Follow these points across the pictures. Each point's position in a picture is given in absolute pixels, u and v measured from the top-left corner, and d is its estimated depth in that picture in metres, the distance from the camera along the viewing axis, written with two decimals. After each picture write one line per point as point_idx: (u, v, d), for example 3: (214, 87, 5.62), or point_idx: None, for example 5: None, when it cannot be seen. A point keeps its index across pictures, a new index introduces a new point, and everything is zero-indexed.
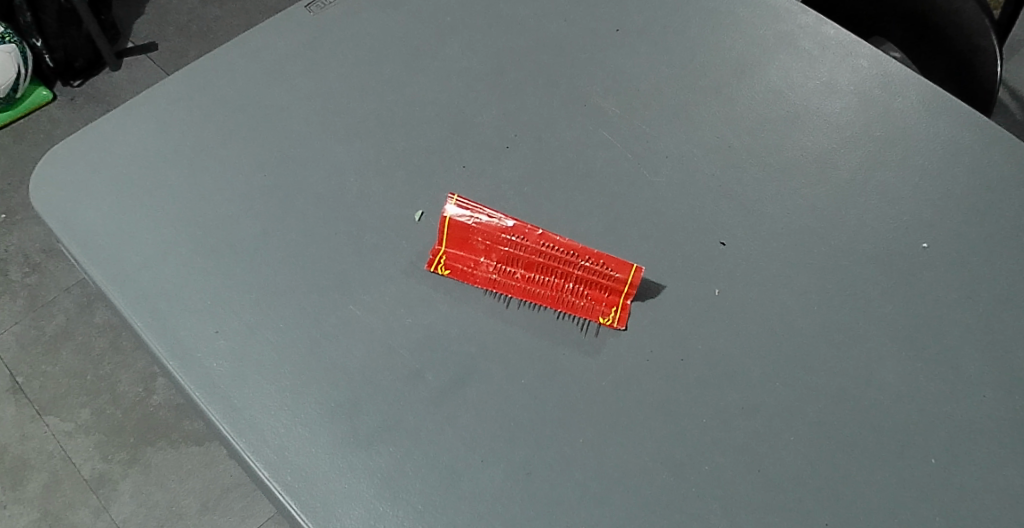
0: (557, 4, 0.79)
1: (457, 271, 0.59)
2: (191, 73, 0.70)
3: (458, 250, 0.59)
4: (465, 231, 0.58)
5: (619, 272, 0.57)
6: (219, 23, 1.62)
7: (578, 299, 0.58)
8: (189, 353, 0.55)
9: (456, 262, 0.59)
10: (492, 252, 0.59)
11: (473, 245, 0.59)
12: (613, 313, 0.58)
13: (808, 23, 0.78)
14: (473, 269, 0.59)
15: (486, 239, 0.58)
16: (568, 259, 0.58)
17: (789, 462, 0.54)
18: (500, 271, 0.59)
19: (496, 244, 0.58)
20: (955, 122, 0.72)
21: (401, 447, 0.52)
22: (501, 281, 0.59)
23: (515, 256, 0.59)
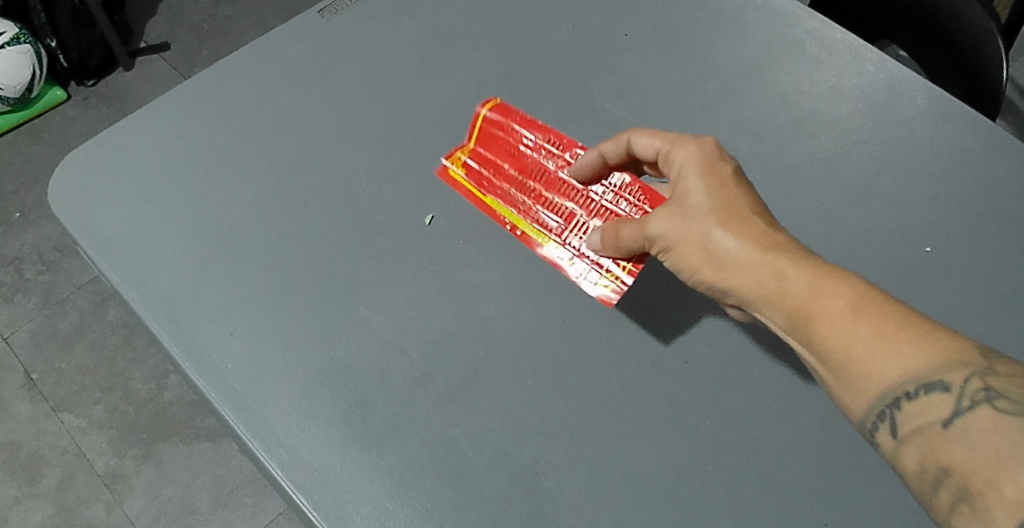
0: (567, 8, 0.80)
1: (464, 167, 0.65)
2: (207, 77, 0.72)
3: (482, 149, 0.66)
4: (496, 133, 0.65)
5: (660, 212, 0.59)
6: (230, 23, 1.63)
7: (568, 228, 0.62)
8: (204, 355, 0.56)
9: (478, 160, 0.65)
10: (514, 160, 0.64)
11: (501, 148, 0.65)
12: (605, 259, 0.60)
13: (815, 27, 0.79)
14: (490, 170, 0.65)
15: (519, 146, 0.64)
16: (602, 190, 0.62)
17: (793, 462, 0.55)
18: (509, 179, 0.64)
19: (519, 152, 0.64)
20: (962, 125, 0.72)
21: (412, 446, 0.53)
22: (503, 189, 0.64)
23: (537, 171, 0.64)
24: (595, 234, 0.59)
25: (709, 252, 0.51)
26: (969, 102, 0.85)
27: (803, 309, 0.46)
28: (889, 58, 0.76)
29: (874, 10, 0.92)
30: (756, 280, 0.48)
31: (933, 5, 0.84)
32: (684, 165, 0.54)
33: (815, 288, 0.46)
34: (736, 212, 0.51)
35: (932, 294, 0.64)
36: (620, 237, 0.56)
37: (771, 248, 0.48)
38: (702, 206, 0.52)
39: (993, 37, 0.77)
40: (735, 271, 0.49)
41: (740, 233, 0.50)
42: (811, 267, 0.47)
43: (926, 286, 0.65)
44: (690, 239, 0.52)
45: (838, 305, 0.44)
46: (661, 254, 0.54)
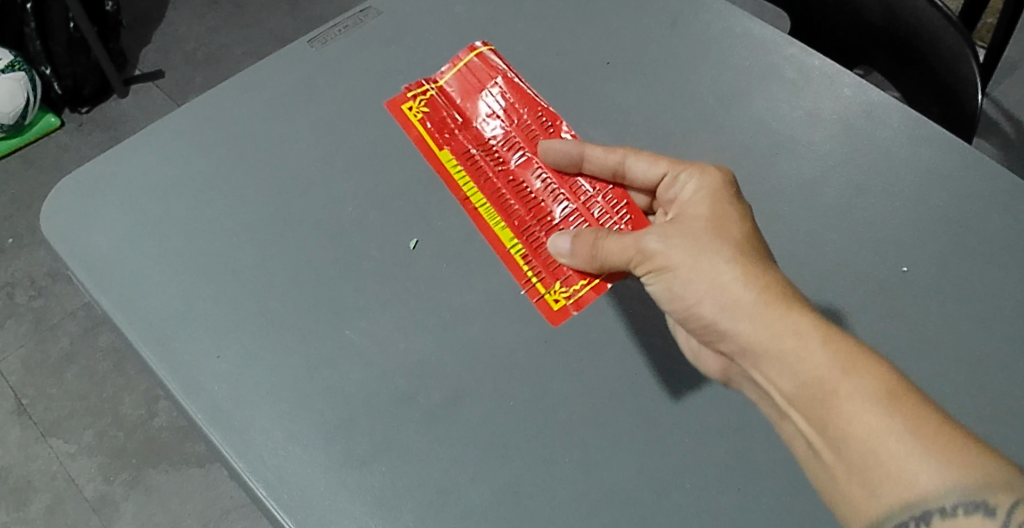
0: (552, 35, 0.82)
1: (428, 108, 0.71)
2: (197, 105, 0.73)
3: (456, 97, 0.71)
4: (470, 92, 0.71)
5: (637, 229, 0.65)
6: (224, 51, 1.66)
7: (516, 205, 0.66)
8: (191, 377, 0.57)
9: (445, 108, 0.70)
10: (484, 123, 0.69)
11: (477, 104, 0.70)
12: (558, 276, 0.63)
13: (795, 53, 0.81)
14: (456, 125, 0.70)
15: (500, 113, 0.70)
16: (575, 184, 0.67)
17: (769, 478, 0.56)
18: (473, 139, 0.69)
19: (492, 117, 0.70)
20: (935, 148, 0.74)
21: (394, 466, 0.54)
22: (464, 144, 0.69)
23: (507, 143, 0.69)
24: (567, 236, 0.61)
25: (724, 288, 0.50)
26: (950, 123, 0.86)
27: (820, 372, 0.46)
28: (866, 85, 0.78)
29: (851, 38, 0.95)
30: (770, 331, 0.48)
31: (909, 32, 0.86)
32: (701, 199, 0.56)
33: (842, 358, 0.46)
34: (753, 257, 0.51)
35: (905, 314, 0.66)
36: (611, 246, 0.57)
37: (792, 303, 0.49)
38: (725, 245, 0.52)
39: (970, 60, 0.79)
40: (747, 316, 0.49)
41: (758, 280, 0.50)
42: (841, 338, 0.47)
43: (899, 306, 0.67)
44: (698, 270, 0.52)
45: (864, 383, 0.44)
46: (655, 274, 0.55)
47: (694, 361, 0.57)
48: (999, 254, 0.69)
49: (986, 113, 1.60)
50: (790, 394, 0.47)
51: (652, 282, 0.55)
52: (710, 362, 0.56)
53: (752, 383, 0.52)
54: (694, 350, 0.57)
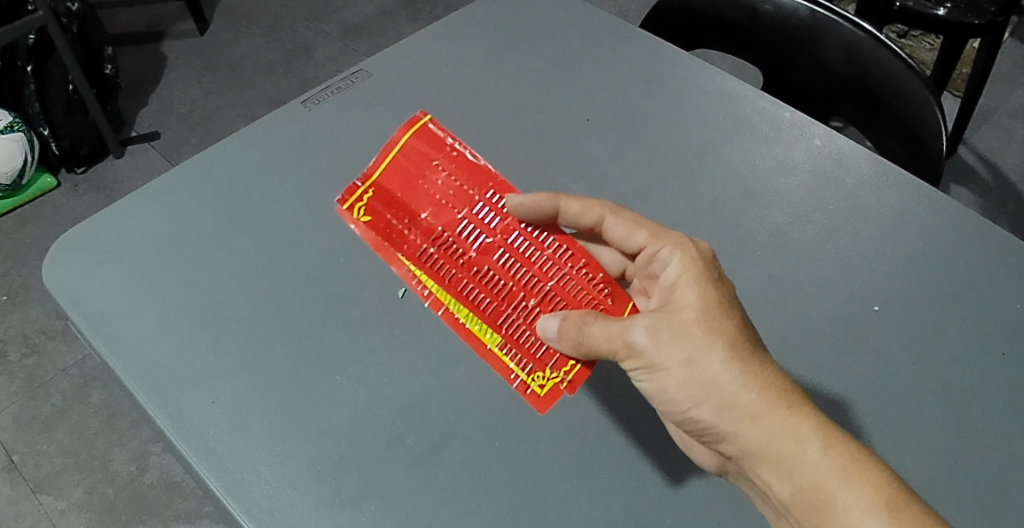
0: (534, 93, 0.86)
1: (370, 211, 0.60)
2: (197, 165, 0.77)
3: (395, 192, 0.60)
4: (406, 178, 0.60)
5: (615, 300, 0.60)
6: (220, 112, 1.72)
7: (487, 299, 0.59)
8: (187, 422, 0.59)
9: (379, 206, 0.60)
10: (430, 214, 0.60)
11: (420, 194, 0.60)
12: (544, 365, 0.59)
13: (764, 107, 0.86)
14: (400, 226, 0.60)
15: (448, 197, 0.60)
16: (544, 264, 0.60)
17: (752, 514, 0.57)
18: (424, 234, 0.59)
19: (437, 203, 0.60)
20: (896, 193, 0.79)
21: (383, 506, 0.56)
22: (414, 241, 0.59)
23: (462, 229, 0.59)
24: (554, 319, 0.57)
25: (721, 393, 0.48)
26: (908, 169, 0.90)
27: (818, 480, 0.46)
28: (836, 134, 0.84)
29: (810, 88, 0.97)
30: (769, 438, 0.47)
31: (871, 81, 0.90)
32: (688, 285, 0.52)
33: (841, 465, 0.46)
34: (750, 355, 0.49)
35: (880, 348, 0.68)
36: (597, 336, 0.53)
37: (792, 405, 0.48)
38: (717, 341, 0.49)
39: (931, 106, 0.85)
40: (749, 422, 0.48)
41: (756, 383, 0.48)
42: (838, 440, 0.47)
43: (875, 342, 0.68)
44: (693, 374, 0.49)
45: (862, 493, 0.45)
46: (644, 370, 0.51)
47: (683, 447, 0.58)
48: (968, 290, 0.72)
49: (964, 161, 1.67)
50: (786, 497, 0.48)
51: (641, 377, 0.52)
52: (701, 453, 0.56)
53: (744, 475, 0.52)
54: (686, 443, 0.57)
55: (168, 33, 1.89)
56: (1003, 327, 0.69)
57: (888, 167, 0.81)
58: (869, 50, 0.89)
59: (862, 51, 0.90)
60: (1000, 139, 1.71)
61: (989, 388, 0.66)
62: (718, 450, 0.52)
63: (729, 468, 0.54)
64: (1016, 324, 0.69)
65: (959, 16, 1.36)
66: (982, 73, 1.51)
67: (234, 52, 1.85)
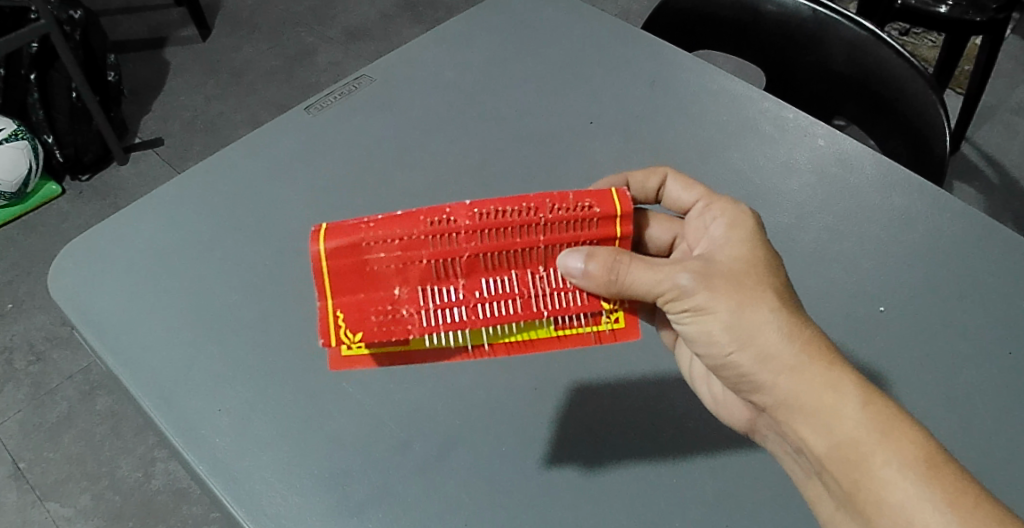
0: (537, 95, 0.86)
1: (355, 329, 0.50)
2: (201, 172, 0.77)
3: (358, 295, 0.50)
4: (353, 272, 0.50)
5: (602, 206, 0.51)
6: (222, 117, 1.72)
7: (510, 302, 0.51)
8: (194, 430, 0.59)
9: (353, 314, 0.50)
10: (404, 286, 0.50)
11: (378, 278, 0.50)
12: (598, 305, 0.53)
13: (768, 108, 0.86)
14: (392, 310, 0.51)
15: (401, 258, 0.50)
16: (518, 231, 0.50)
17: (764, 517, 0.56)
18: (414, 299, 0.51)
19: (403, 270, 0.50)
20: (901, 193, 0.78)
21: (390, 513, 0.55)
22: (413, 316, 0.51)
23: (438, 269, 0.50)
24: (578, 254, 0.50)
25: (764, 338, 0.47)
26: (913, 170, 0.89)
27: (857, 434, 0.44)
28: (840, 133, 0.83)
29: (815, 87, 0.97)
30: (809, 387, 0.46)
31: (874, 80, 0.90)
32: (737, 239, 0.52)
33: (880, 422, 0.44)
34: (796, 309, 0.48)
35: (888, 349, 0.68)
36: (640, 275, 0.49)
37: (835, 359, 0.47)
38: (763, 290, 0.48)
39: (936, 105, 0.84)
40: (789, 370, 0.46)
41: (799, 333, 0.47)
42: (880, 400, 0.45)
43: (882, 344, 0.68)
44: (738, 318, 0.47)
45: (901, 451, 0.43)
46: (687, 314, 0.49)
47: (717, 409, 0.57)
48: (975, 290, 0.71)
49: (967, 159, 1.67)
50: (820, 452, 0.46)
51: (682, 321, 0.50)
52: (735, 410, 0.56)
53: (777, 431, 0.51)
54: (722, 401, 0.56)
55: (170, 40, 1.90)
56: (1011, 327, 0.69)
57: (894, 167, 0.81)
58: (873, 48, 0.89)
59: (863, 50, 0.90)
60: (1004, 136, 1.71)
61: (998, 388, 0.65)
62: (756, 401, 0.50)
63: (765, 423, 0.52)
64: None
65: (961, 13, 1.36)
66: (984, 70, 1.51)
67: (236, 58, 1.86)
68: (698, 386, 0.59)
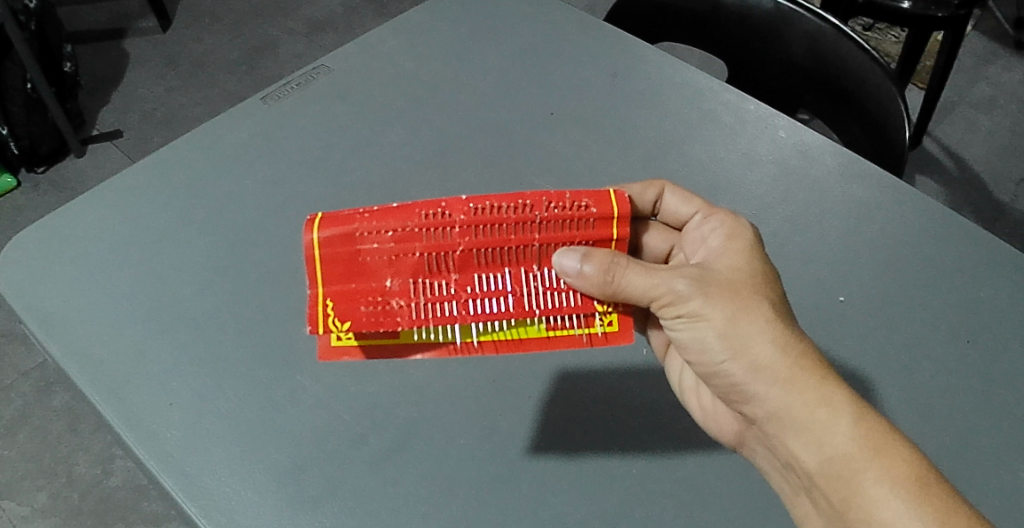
0: (499, 86, 0.85)
1: (344, 318, 0.50)
2: (154, 163, 0.76)
3: (348, 285, 0.51)
4: (345, 262, 0.50)
5: (599, 207, 0.51)
6: (184, 109, 1.68)
7: (502, 300, 0.51)
8: (144, 425, 0.58)
9: (343, 303, 0.51)
10: (396, 277, 0.50)
11: (370, 268, 0.50)
12: (592, 307, 0.52)
13: (730, 99, 0.87)
14: (382, 301, 0.50)
15: (394, 249, 0.50)
16: (513, 228, 0.50)
17: (722, 505, 0.56)
18: (406, 292, 0.50)
19: (395, 261, 0.50)
20: (858, 185, 0.80)
21: (346, 507, 0.55)
22: (404, 308, 0.50)
23: (430, 263, 0.50)
24: (575, 253, 0.49)
25: (756, 347, 0.46)
26: (874, 161, 0.90)
27: (848, 450, 0.43)
28: (800, 125, 0.84)
29: (778, 80, 0.98)
30: (801, 400, 0.45)
31: (835, 72, 0.91)
32: (736, 250, 0.52)
33: (872, 439, 0.43)
34: (790, 323, 0.48)
35: (843, 337, 0.69)
36: (635, 278, 0.49)
37: (829, 375, 0.46)
38: (759, 301, 0.48)
39: (897, 97, 0.85)
40: (780, 382, 0.46)
41: (794, 344, 0.46)
42: (873, 418, 0.44)
43: (837, 333, 0.69)
44: (733, 326, 0.47)
45: (892, 469, 0.42)
46: (682, 321, 0.49)
47: (707, 422, 0.56)
48: (928, 280, 0.73)
49: (928, 152, 1.70)
50: (810, 467, 0.45)
51: (677, 328, 0.50)
52: (725, 424, 0.54)
53: (766, 444, 0.50)
54: (714, 413, 0.55)
55: (130, 30, 1.85)
56: (967, 314, 0.70)
57: (853, 159, 0.82)
58: (834, 41, 0.90)
59: (824, 43, 0.91)
60: (964, 129, 1.75)
61: (950, 374, 0.66)
62: (747, 414, 0.49)
63: (756, 437, 0.51)
64: (979, 313, 0.70)
65: (924, 9, 1.38)
66: (946, 65, 1.54)
67: (198, 49, 1.82)
68: (689, 399, 0.57)
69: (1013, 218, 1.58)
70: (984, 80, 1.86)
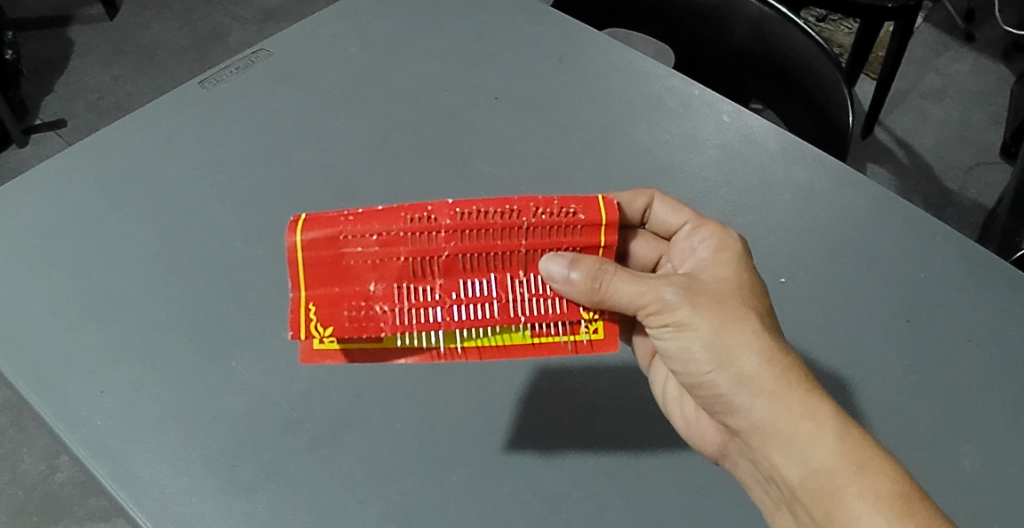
0: (444, 72, 0.85)
1: (326, 323, 0.50)
2: (86, 149, 0.74)
3: (332, 289, 0.50)
4: (328, 266, 0.50)
5: (587, 213, 0.51)
6: (131, 99, 1.64)
7: (487, 305, 0.51)
8: (74, 413, 0.57)
9: (326, 307, 0.50)
10: (381, 282, 0.50)
11: (354, 272, 0.50)
12: (578, 314, 0.52)
13: (674, 84, 0.88)
14: (365, 306, 0.50)
15: (379, 253, 0.50)
16: (501, 233, 0.50)
17: (658, 483, 0.57)
18: (390, 298, 0.50)
19: (380, 266, 0.50)
20: (800, 169, 0.81)
21: (281, 493, 0.54)
22: (387, 313, 0.50)
23: (415, 267, 0.50)
24: (562, 260, 0.49)
25: (742, 358, 0.46)
26: (818, 145, 0.92)
27: (833, 464, 0.43)
28: (744, 110, 0.86)
29: (727, 65, 1.00)
30: (786, 413, 0.45)
31: (780, 56, 0.92)
32: (724, 261, 0.52)
33: (856, 454, 0.43)
34: (777, 335, 0.48)
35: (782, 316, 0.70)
36: (623, 286, 0.49)
37: (816, 388, 0.46)
38: (747, 312, 0.48)
39: (840, 83, 0.86)
40: (766, 394, 0.45)
41: (780, 357, 0.46)
42: (858, 432, 0.44)
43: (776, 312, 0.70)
44: (720, 336, 0.47)
45: (875, 484, 0.42)
46: (667, 329, 0.49)
47: (690, 433, 0.55)
48: (869, 262, 0.74)
49: (879, 142, 1.75)
50: (795, 481, 0.45)
51: (663, 337, 0.49)
52: (708, 437, 0.54)
53: (750, 457, 0.49)
54: (693, 423, 0.55)
55: (75, 17, 1.79)
56: (905, 295, 0.72)
57: (796, 143, 0.84)
58: (780, 28, 0.91)
59: (769, 28, 0.92)
60: (914, 119, 1.80)
61: (882, 350, 0.68)
62: (731, 425, 0.49)
63: (738, 449, 0.51)
64: (917, 292, 0.72)
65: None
66: (897, 54, 1.58)
67: (145, 38, 1.77)
68: (672, 411, 0.56)
69: (959, 205, 1.63)
70: (932, 70, 1.91)
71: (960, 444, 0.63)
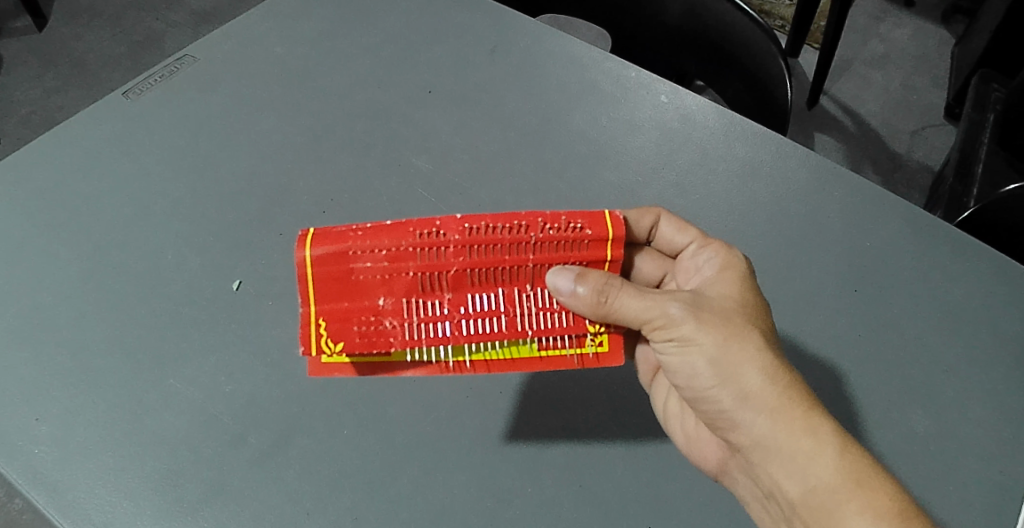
0: (377, 70, 0.84)
1: (336, 338, 0.51)
2: (6, 169, 0.72)
3: (340, 303, 0.51)
4: (334, 280, 0.51)
5: (594, 228, 0.51)
6: (65, 112, 1.59)
7: (495, 319, 0.52)
8: (10, 443, 0.56)
9: (334, 322, 0.51)
10: (389, 295, 0.51)
11: (362, 287, 0.51)
12: (584, 327, 0.53)
13: (611, 68, 0.88)
14: (374, 321, 0.51)
15: (388, 268, 0.51)
16: (508, 248, 0.51)
17: (605, 471, 0.58)
18: (399, 313, 0.51)
19: (388, 281, 0.51)
20: (736, 145, 0.82)
21: (226, 510, 0.54)
22: (397, 328, 0.51)
23: (423, 282, 0.51)
24: (569, 274, 0.50)
25: (744, 374, 0.47)
26: (761, 120, 0.94)
27: (833, 482, 0.45)
28: (682, 90, 0.86)
29: (667, 46, 1.01)
30: (788, 431, 0.46)
31: (716, 35, 0.93)
32: (729, 279, 0.53)
33: (855, 472, 0.45)
34: (781, 354, 0.49)
35: None
36: (628, 301, 0.50)
37: (818, 407, 0.47)
38: (750, 330, 0.49)
39: (775, 58, 0.87)
40: (769, 411, 0.47)
41: (783, 375, 0.47)
42: (857, 452, 0.46)
43: None
44: (724, 352, 0.48)
45: (872, 503, 0.44)
46: (671, 345, 0.50)
47: (689, 447, 0.56)
48: (805, 234, 0.75)
49: (826, 111, 1.79)
50: (794, 496, 0.46)
51: (667, 351, 0.50)
52: (708, 450, 0.55)
53: (750, 472, 0.51)
54: (693, 436, 0.56)
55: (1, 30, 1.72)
56: (843, 266, 0.73)
57: (734, 119, 0.84)
58: (712, 4, 0.91)
59: (701, 7, 0.92)
60: (858, 87, 1.84)
61: (818, 320, 0.70)
62: (732, 440, 0.50)
63: (739, 463, 0.52)
64: (854, 262, 0.73)
65: None
66: (836, 23, 1.61)
67: (78, 48, 1.71)
68: (671, 424, 0.57)
69: (907, 168, 1.68)
70: (874, 38, 1.95)
71: (891, 407, 0.65)
